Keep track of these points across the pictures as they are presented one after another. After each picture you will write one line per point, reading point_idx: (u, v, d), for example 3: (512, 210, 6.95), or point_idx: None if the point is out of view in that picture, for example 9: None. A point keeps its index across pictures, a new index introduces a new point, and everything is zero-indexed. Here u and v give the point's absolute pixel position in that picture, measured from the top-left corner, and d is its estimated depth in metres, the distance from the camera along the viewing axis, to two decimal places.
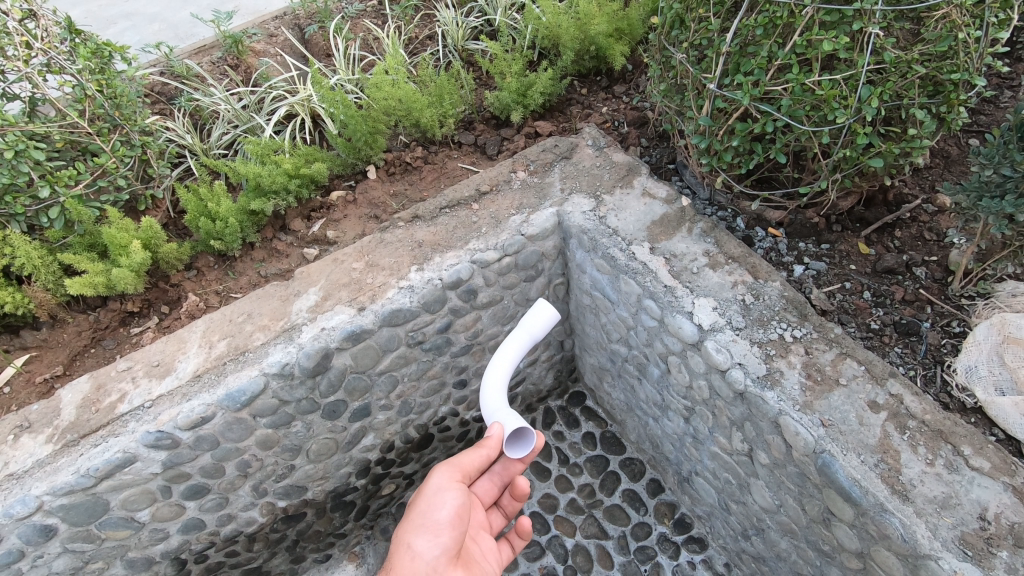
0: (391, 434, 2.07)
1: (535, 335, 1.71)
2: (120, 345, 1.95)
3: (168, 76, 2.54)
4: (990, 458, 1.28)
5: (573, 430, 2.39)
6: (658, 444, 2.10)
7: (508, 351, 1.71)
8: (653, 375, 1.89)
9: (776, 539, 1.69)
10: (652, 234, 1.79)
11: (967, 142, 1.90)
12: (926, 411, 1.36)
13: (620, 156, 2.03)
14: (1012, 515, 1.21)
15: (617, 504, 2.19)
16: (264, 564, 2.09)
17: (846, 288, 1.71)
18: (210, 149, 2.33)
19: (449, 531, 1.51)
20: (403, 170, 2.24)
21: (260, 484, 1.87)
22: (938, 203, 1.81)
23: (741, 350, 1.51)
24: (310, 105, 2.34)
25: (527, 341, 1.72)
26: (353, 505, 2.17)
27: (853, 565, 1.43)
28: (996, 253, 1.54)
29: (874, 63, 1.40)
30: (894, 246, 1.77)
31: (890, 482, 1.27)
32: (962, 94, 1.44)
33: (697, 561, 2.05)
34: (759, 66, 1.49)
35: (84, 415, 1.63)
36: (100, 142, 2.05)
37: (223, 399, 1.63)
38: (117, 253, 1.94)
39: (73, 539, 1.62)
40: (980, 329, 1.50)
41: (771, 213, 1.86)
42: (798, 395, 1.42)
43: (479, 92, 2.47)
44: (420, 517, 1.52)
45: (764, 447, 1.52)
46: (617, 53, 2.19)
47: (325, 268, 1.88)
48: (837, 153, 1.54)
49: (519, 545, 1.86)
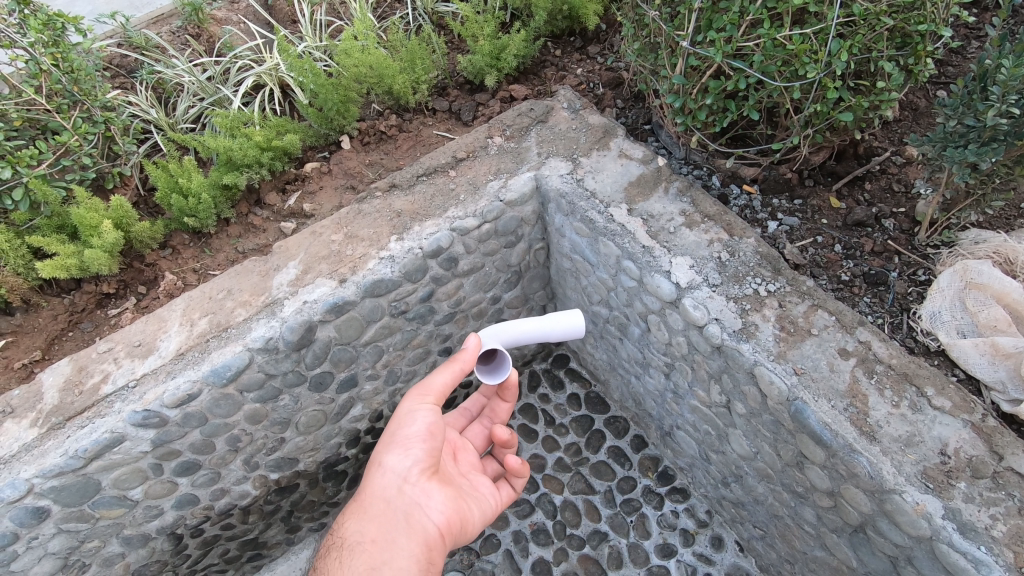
0: (379, 403, 2.10)
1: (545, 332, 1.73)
2: (98, 327, 1.93)
3: (127, 48, 2.44)
4: (952, 398, 1.35)
5: (558, 392, 2.44)
6: (640, 401, 2.17)
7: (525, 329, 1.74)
8: (634, 334, 1.93)
9: (754, 484, 1.77)
10: (629, 195, 1.81)
11: (935, 93, 1.94)
12: (893, 356, 1.42)
13: (596, 118, 2.02)
14: (971, 449, 1.28)
15: (603, 461, 2.27)
16: (260, 535, 2.12)
17: (818, 242, 1.75)
18: (176, 124, 2.26)
19: (420, 446, 1.50)
20: (377, 139, 2.21)
21: (251, 458, 1.89)
22: (906, 154, 1.85)
23: (718, 306, 1.56)
24: (278, 75, 2.27)
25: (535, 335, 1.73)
26: (345, 474, 2.21)
27: (825, 504, 1.51)
28: (960, 202, 1.59)
29: (843, 16, 1.41)
30: (864, 199, 1.81)
31: (859, 425, 1.34)
32: (928, 45, 1.48)
33: (680, 510, 2.14)
34: (731, 21, 1.48)
35: (67, 398, 1.63)
36: (59, 119, 1.99)
37: (209, 375, 1.63)
38: (88, 234, 1.89)
39: (67, 519, 1.63)
40: (943, 276, 1.56)
41: (746, 170, 1.88)
42: (772, 345, 1.47)
43: (451, 57, 2.43)
44: (393, 436, 1.53)
45: (741, 398, 1.58)
46: (591, 12, 2.15)
47: (304, 241, 1.86)
48: (808, 108, 1.55)
49: (519, 483, 1.74)
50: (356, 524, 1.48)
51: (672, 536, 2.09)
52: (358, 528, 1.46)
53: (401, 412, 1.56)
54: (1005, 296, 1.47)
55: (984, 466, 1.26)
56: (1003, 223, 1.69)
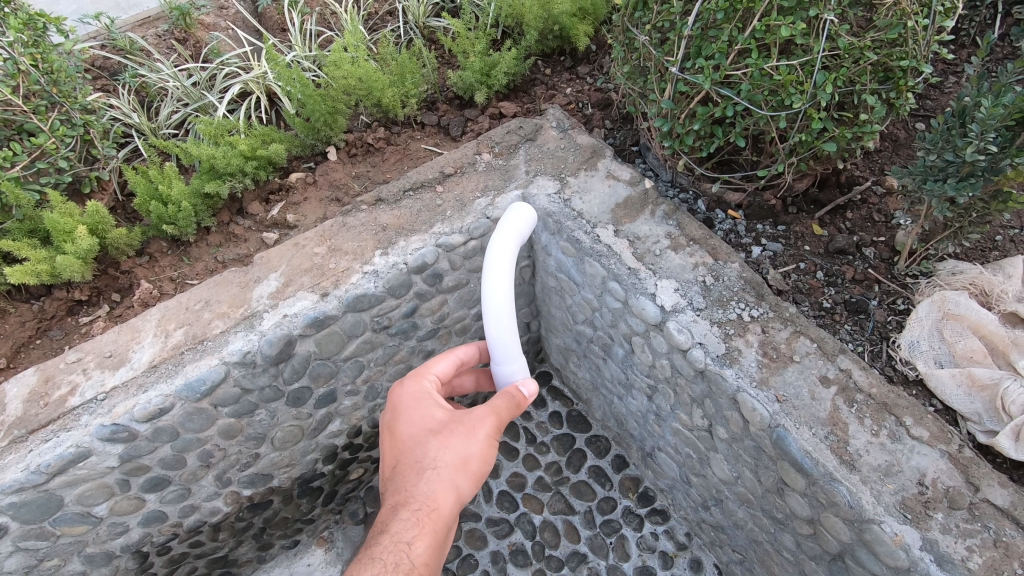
0: (358, 419, 2.06)
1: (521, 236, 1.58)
2: (67, 335, 1.87)
3: (110, 50, 2.40)
4: (930, 428, 1.36)
5: (539, 410, 2.42)
6: (622, 421, 2.15)
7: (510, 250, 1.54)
8: (617, 355, 1.92)
9: (734, 509, 1.77)
10: (616, 217, 1.81)
11: (914, 126, 1.99)
12: (873, 385, 1.43)
13: (585, 138, 2.03)
14: (947, 480, 1.30)
15: (583, 480, 2.25)
16: (230, 553, 2.06)
17: (801, 268, 1.77)
18: (159, 129, 2.22)
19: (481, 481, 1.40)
20: (365, 151, 2.19)
21: (223, 473, 1.84)
22: (887, 184, 1.89)
23: (702, 330, 1.56)
24: (265, 83, 2.25)
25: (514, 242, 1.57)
26: (320, 490, 2.15)
27: (804, 531, 1.51)
28: (938, 234, 1.63)
29: (828, 49, 1.43)
30: (845, 227, 1.84)
31: (839, 453, 1.35)
32: (909, 81, 1.51)
33: (660, 532, 2.13)
34: (720, 50, 1.50)
35: (32, 409, 1.56)
36: (36, 121, 1.94)
37: (183, 389, 1.58)
38: (61, 239, 1.84)
39: (26, 537, 1.56)
40: (922, 306, 1.58)
41: (731, 195, 1.91)
42: (754, 371, 1.48)
43: (442, 71, 2.43)
44: (467, 460, 1.35)
45: (723, 423, 1.59)
46: (581, 33, 2.17)
47: (286, 253, 1.83)
48: (793, 137, 1.58)
49: None
50: (423, 552, 1.25)
51: (652, 558, 2.07)
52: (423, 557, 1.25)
53: (473, 433, 1.37)
54: (981, 327, 1.50)
55: (961, 496, 1.27)
56: (979, 254, 1.74)
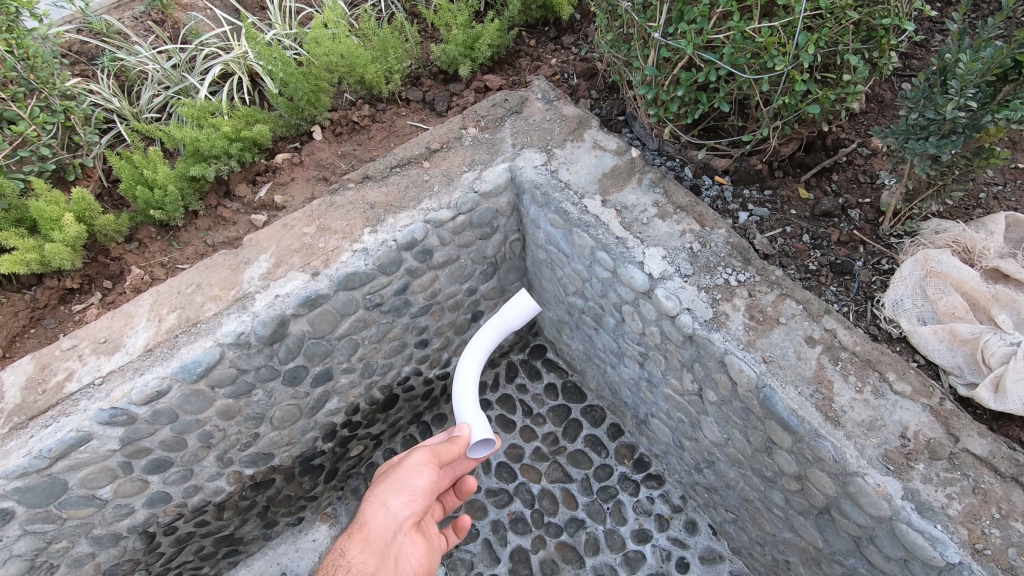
0: (355, 396, 2.09)
1: (511, 322, 1.86)
2: (62, 323, 1.88)
3: (86, 34, 2.34)
4: (912, 382, 1.39)
5: (535, 382, 2.46)
6: (616, 390, 2.19)
7: (481, 352, 1.86)
8: (608, 325, 1.95)
9: (726, 470, 1.81)
10: (603, 186, 1.82)
11: (901, 86, 1.97)
12: (857, 343, 1.46)
13: (570, 109, 2.02)
14: (929, 432, 1.33)
15: (580, 449, 2.29)
16: (236, 531, 2.09)
17: (787, 232, 1.79)
18: (141, 113, 2.19)
19: (422, 500, 1.54)
20: (350, 129, 2.17)
21: (224, 454, 1.86)
22: (872, 146, 1.89)
23: (690, 296, 1.58)
24: (246, 63, 2.22)
25: (503, 328, 1.87)
26: (322, 468, 2.19)
27: (793, 487, 1.55)
28: (922, 193, 1.64)
29: (811, 9, 1.43)
30: (831, 190, 1.85)
31: (824, 410, 1.38)
32: (892, 39, 1.51)
33: (655, 496, 2.18)
34: (702, 13, 1.49)
35: (30, 397, 1.58)
36: (15, 108, 1.96)
37: (179, 371, 1.60)
38: (48, 227, 1.84)
39: (33, 520, 1.60)
40: (905, 265, 1.61)
41: (717, 161, 1.91)
42: (742, 334, 1.50)
43: (425, 45, 2.39)
44: (396, 483, 1.54)
45: (712, 386, 1.61)
46: (565, 2, 2.15)
47: (275, 234, 1.83)
48: (777, 100, 1.57)
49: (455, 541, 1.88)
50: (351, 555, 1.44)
51: (648, 521, 2.13)
52: (362, 563, 1.43)
53: (405, 462, 1.56)
54: (963, 284, 1.52)
55: (942, 447, 1.31)
56: (963, 212, 1.75)
